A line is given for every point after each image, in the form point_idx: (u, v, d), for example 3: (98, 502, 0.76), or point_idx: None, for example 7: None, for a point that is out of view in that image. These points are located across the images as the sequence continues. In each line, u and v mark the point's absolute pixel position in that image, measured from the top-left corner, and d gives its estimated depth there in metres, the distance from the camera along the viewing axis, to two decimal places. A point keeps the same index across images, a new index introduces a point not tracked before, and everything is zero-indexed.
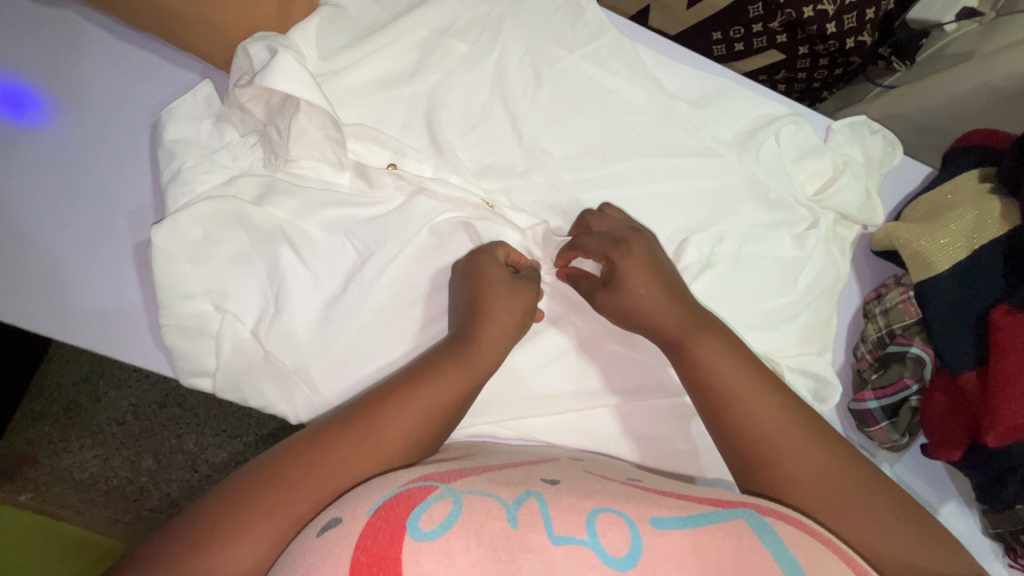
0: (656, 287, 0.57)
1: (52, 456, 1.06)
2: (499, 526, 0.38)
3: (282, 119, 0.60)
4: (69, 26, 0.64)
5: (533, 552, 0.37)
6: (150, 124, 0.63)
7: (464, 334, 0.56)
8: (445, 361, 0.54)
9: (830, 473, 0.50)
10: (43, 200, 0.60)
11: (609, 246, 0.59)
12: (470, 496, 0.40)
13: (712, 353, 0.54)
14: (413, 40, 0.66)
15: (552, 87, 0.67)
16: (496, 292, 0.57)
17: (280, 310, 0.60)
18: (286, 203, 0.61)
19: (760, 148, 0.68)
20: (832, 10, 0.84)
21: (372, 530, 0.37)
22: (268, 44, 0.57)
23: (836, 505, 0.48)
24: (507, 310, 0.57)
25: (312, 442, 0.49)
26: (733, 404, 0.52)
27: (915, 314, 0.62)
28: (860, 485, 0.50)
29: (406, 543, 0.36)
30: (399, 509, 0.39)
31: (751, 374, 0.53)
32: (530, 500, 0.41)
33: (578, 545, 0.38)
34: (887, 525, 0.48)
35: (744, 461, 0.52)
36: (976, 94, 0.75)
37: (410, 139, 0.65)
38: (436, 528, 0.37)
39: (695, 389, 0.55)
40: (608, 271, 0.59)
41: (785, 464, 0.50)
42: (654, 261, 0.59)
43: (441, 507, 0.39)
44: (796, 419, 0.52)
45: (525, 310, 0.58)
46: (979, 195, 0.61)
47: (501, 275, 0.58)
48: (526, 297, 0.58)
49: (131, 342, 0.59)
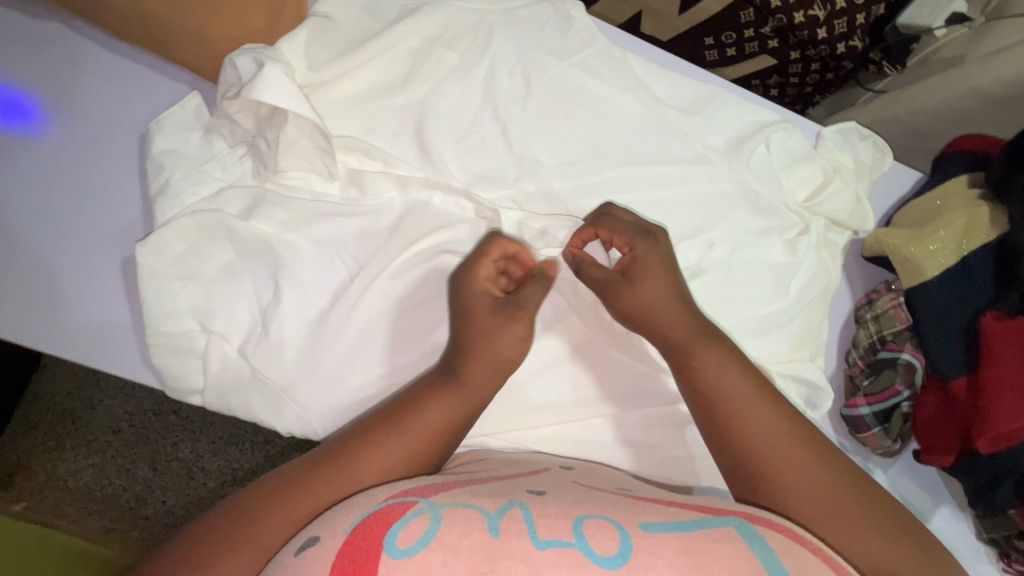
0: (670, 296, 0.57)
1: (47, 465, 1.05)
2: (479, 537, 0.38)
3: (271, 131, 0.60)
4: (60, 38, 0.64)
5: (518, 559, 0.36)
6: (139, 136, 0.63)
7: (452, 362, 0.55)
8: (440, 386, 0.54)
9: (824, 488, 0.49)
10: (31, 212, 0.59)
11: (638, 237, 0.59)
12: (450, 509, 0.40)
13: (709, 369, 0.54)
14: (403, 50, 0.66)
15: (543, 96, 0.67)
16: (485, 331, 0.55)
17: (267, 328, 0.60)
18: (274, 215, 0.61)
19: (751, 154, 0.68)
20: (823, 15, 0.87)
21: (348, 549, 0.38)
22: (255, 56, 0.57)
23: (832, 519, 0.48)
24: (496, 351, 0.55)
25: (310, 459, 0.50)
26: (726, 420, 0.53)
27: (906, 319, 0.63)
28: (855, 500, 0.49)
29: (383, 561, 0.36)
30: (377, 527, 0.39)
31: (749, 388, 0.53)
32: (512, 509, 0.41)
33: (564, 548, 0.37)
34: (878, 540, 0.47)
35: (740, 473, 0.52)
36: (965, 99, 0.75)
37: (400, 148, 0.65)
38: (414, 545, 0.37)
39: (692, 404, 0.55)
40: (628, 261, 0.59)
41: (780, 479, 0.50)
42: (659, 267, 0.58)
43: (419, 524, 0.39)
44: (793, 433, 0.52)
45: (518, 342, 0.56)
46: (967, 202, 0.61)
47: (488, 310, 0.56)
48: (521, 326, 0.56)
49: (120, 357, 0.59)
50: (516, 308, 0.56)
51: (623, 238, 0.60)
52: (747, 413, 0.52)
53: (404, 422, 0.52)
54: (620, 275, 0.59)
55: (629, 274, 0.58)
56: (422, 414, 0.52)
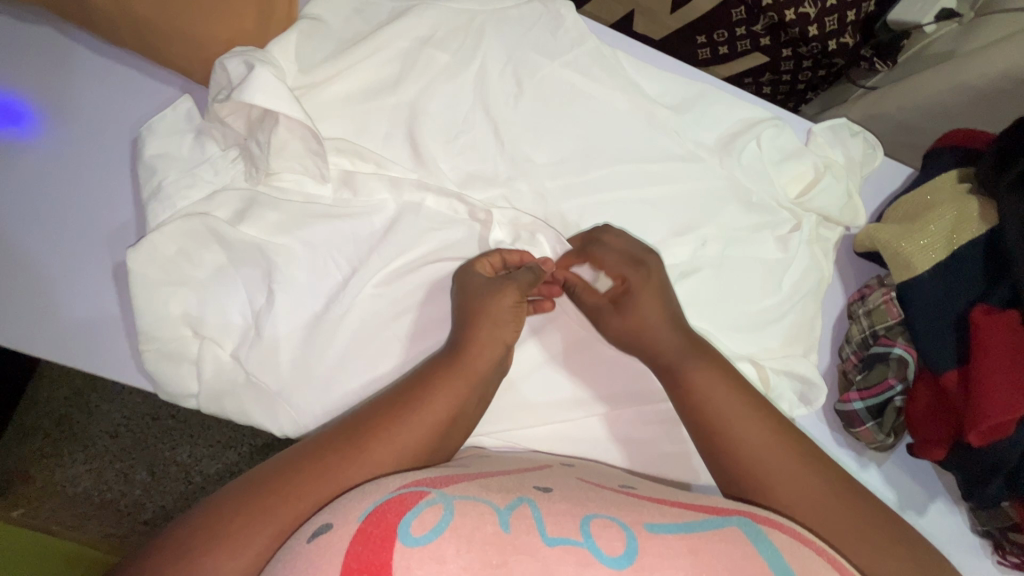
0: (660, 314, 0.58)
1: (45, 471, 1.05)
2: (490, 531, 0.38)
3: (262, 133, 0.60)
4: (52, 44, 0.64)
5: (527, 553, 0.36)
6: (131, 140, 0.63)
7: (433, 374, 0.55)
8: (424, 389, 0.53)
9: (812, 489, 0.51)
10: (26, 218, 0.60)
11: (627, 265, 0.61)
12: (462, 502, 0.41)
13: (695, 380, 0.56)
14: (394, 51, 0.66)
15: (534, 96, 0.67)
16: (479, 301, 0.58)
17: (261, 332, 0.60)
18: (267, 217, 0.62)
19: (742, 151, 0.68)
20: (814, 12, 0.86)
21: (363, 536, 0.37)
22: (245, 59, 0.57)
23: (823, 518, 0.50)
24: (491, 317, 0.57)
25: (313, 450, 0.50)
26: (717, 429, 0.54)
27: (898, 314, 0.63)
28: (844, 500, 0.51)
29: (397, 549, 0.36)
30: (390, 515, 0.39)
31: (734, 400, 0.55)
32: (521, 506, 0.41)
33: (572, 546, 0.37)
34: (867, 536, 0.49)
35: (731, 479, 0.53)
36: (954, 94, 0.76)
37: (393, 149, 0.66)
38: (427, 533, 0.37)
39: (684, 416, 0.56)
40: (621, 292, 0.60)
41: (771, 486, 0.51)
42: (656, 293, 0.59)
43: (432, 513, 0.39)
44: (779, 439, 0.53)
45: (510, 309, 0.58)
46: (957, 196, 0.61)
47: (482, 283, 0.59)
48: (510, 294, 0.58)
49: (114, 361, 0.59)
50: (506, 278, 0.59)
51: (614, 268, 0.61)
52: (735, 425, 0.53)
53: (394, 426, 0.51)
54: (612, 303, 0.61)
55: (621, 304, 0.60)
56: (411, 419, 0.52)
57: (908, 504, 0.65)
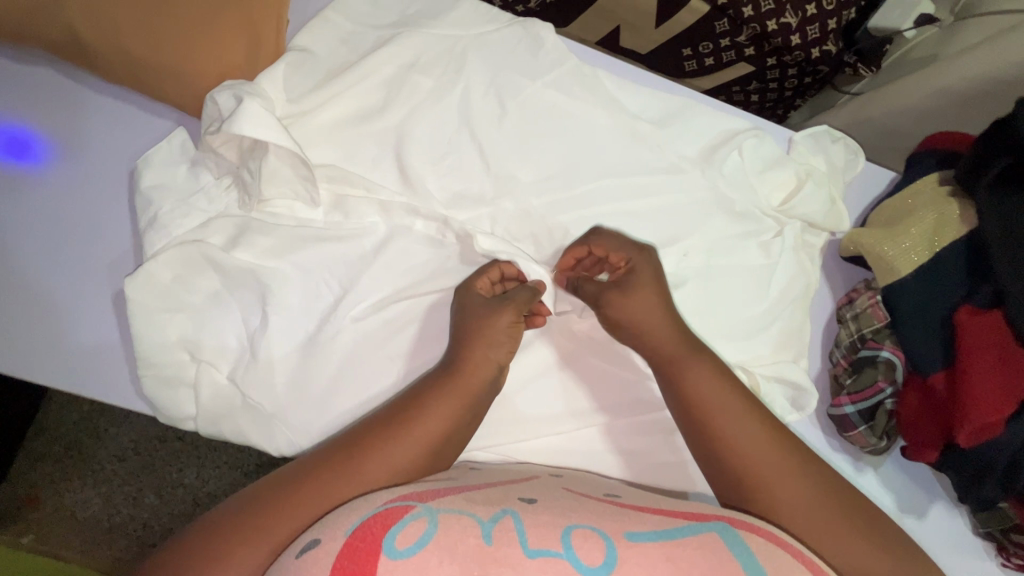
0: (643, 322, 0.59)
1: (54, 496, 1.07)
2: (473, 543, 0.39)
3: (253, 162, 0.62)
4: (53, 83, 0.66)
5: (508, 565, 0.37)
6: (128, 173, 0.66)
7: (428, 391, 0.56)
8: (419, 407, 0.54)
9: (798, 494, 0.52)
10: (27, 251, 0.62)
11: (633, 250, 0.63)
12: (447, 514, 0.41)
13: (690, 383, 0.56)
14: (380, 77, 0.68)
15: (517, 116, 0.69)
16: (476, 320, 0.59)
17: (256, 353, 0.62)
18: (260, 242, 0.63)
19: (723, 161, 0.69)
20: (796, 22, 0.87)
21: (349, 550, 0.39)
22: (234, 93, 0.60)
23: (808, 523, 0.51)
24: (487, 334, 0.59)
25: (309, 465, 0.51)
26: (711, 436, 0.55)
27: (883, 318, 0.63)
28: (830, 505, 0.51)
29: (382, 561, 0.37)
30: (376, 529, 0.40)
31: (728, 403, 0.55)
32: (505, 518, 0.42)
33: (551, 558, 0.38)
34: (851, 541, 0.50)
35: (721, 483, 0.54)
36: (935, 98, 0.77)
37: (382, 173, 0.67)
38: (412, 546, 0.38)
39: (680, 419, 0.57)
40: (625, 272, 0.62)
41: (761, 491, 0.52)
42: (645, 296, 0.60)
43: (416, 526, 0.40)
44: (772, 444, 0.54)
45: (508, 328, 0.59)
46: (937, 199, 0.62)
47: (478, 303, 0.61)
48: (508, 313, 0.60)
49: (114, 388, 0.61)
50: (503, 298, 0.61)
51: (619, 252, 0.63)
52: (726, 430, 0.54)
53: (388, 441, 0.52)
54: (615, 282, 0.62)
55: (625, 284, 0.61)
56: (406, 435, 0.53)
57: (905, 508, 0.65)
